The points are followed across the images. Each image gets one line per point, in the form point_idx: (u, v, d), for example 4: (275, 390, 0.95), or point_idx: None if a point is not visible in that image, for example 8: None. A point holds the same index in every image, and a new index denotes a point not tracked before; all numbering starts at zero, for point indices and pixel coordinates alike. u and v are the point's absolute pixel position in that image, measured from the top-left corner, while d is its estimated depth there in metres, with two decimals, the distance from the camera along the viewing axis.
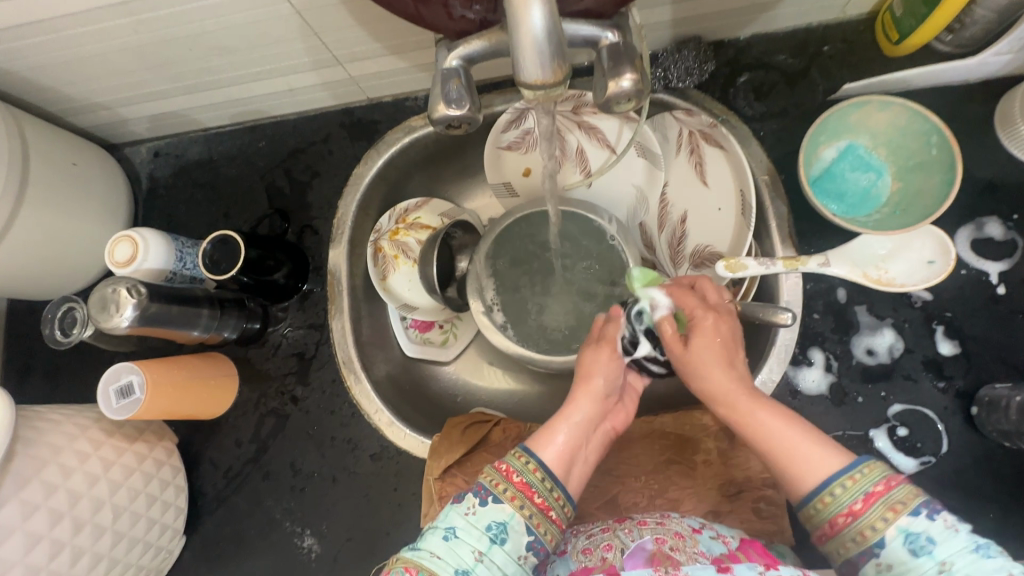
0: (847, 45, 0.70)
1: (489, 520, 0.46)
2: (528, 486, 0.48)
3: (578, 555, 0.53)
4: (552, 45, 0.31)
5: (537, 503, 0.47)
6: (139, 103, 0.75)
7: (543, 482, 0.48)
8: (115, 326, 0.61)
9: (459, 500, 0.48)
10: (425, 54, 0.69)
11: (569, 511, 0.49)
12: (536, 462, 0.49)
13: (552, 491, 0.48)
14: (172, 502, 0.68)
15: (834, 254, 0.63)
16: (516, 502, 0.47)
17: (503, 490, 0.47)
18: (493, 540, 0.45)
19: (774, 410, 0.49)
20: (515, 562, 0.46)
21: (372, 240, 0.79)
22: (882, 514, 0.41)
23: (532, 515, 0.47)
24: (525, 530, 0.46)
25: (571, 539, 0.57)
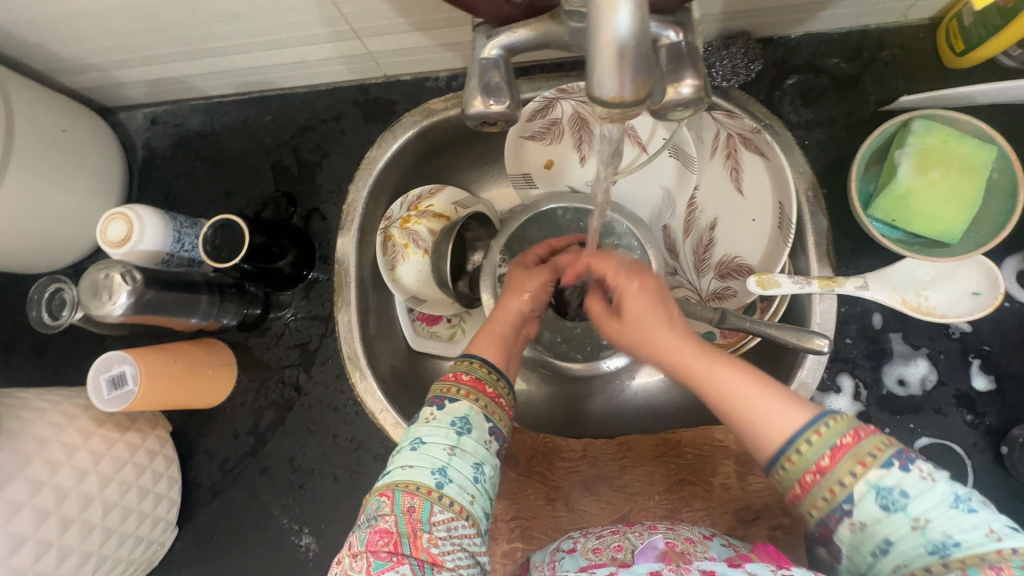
0: (904, 52, 0.65)
1: (450, 418, 0.49)
2: (480, 382, 0.52)
3: (586, 553, 0.52)
4: (638, 54, 0.26)
5: (488, 394, 0.52)
6: (136, 66, 0.69)
7: (490, 375, 0.53)
8: (107, 314, 0.57)
9: (419, 418, 0.51)
10: (452, 32, 0.63)
11: (513, 401, 0.55)
12: (480, 361, 0.54)
13: (497, 381, 0.54)
14: (165, 495, 0.66)
15: (873, 278, 0.60)
16: (472, 397, 0.51)
17: (456, 391, 0.51)
18: (460, 432, 0.48)
19: (726, 365, 0.46)
20: (483, 446, 0.49)
21: (382, 228, 0.73)
22: (853, 469, 0.39)
23: (486, 406, 0.51)
24: (485, 419, 0.50)
25: (579, 539, 0.55)
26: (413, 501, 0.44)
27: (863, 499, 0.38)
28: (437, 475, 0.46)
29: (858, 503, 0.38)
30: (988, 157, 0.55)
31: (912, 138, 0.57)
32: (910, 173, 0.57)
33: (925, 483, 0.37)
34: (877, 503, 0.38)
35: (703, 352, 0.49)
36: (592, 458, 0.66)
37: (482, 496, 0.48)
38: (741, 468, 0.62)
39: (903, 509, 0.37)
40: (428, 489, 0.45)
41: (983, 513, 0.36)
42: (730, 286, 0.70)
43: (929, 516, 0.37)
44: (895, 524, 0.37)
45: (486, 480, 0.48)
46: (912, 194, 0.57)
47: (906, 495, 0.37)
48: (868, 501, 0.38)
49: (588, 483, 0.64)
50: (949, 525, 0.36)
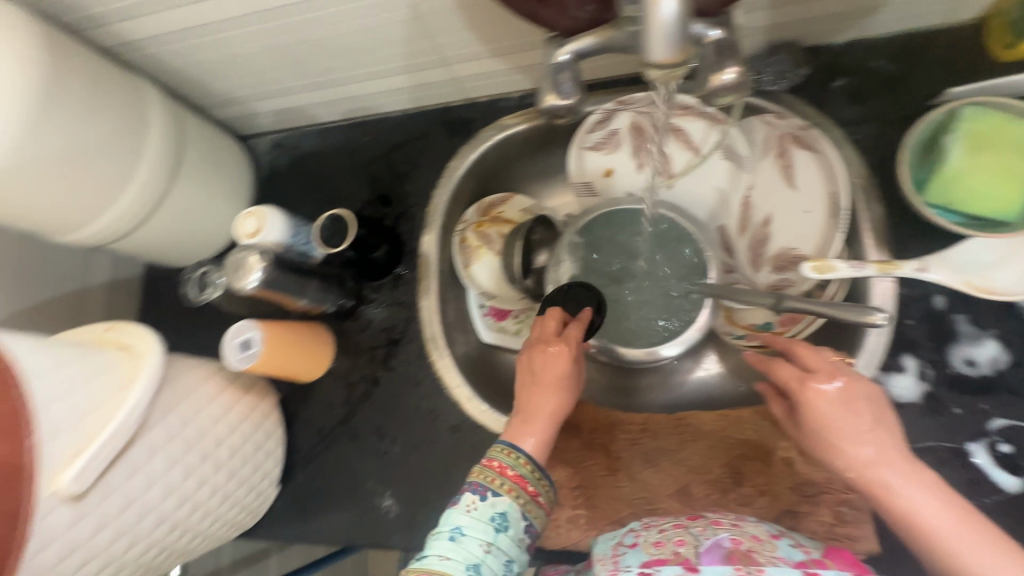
0: (952, 50, 0.69)
1: (490, 512, 0.51)
2: (521, 478, 0.54)
3: (649, 547, 0.52)
4: (680, 29, 0.33)
5: (529, 491, 0.53)
6: (270, 98, 0.85)
7: (532, 471, 0.54)
8: (244, 287, 0.70)
9: (459, 504, 0.52)
10: (525, 56, 0.75)
11: (544, 484, 0.55)
12: (524, 457, 0.55)
13: (539, 478, 0.55)
14: (273, 454, 0.76)
15: (933, 261, 0.62)
16: (513, 493, 0.52)
17: (500, 484, 0.53)
18: (498, 529, 0.50)
19: (936, 498, 0.43)
20: (517, 545, 0.51)
21: (457, 231, 0.83)
22: None
23: (526, 503, 0.53)
24: (523, 516, 0.52)
25: (641, 532, 0.56)
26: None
27: None
28: (470, 570, 0.47)
29: None
30: None
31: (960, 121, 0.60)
32: (962, 156, 0.59)
33: None
34: None
35: (915, 480, 0.44)
36: (653, 432, 0.69)
37: None
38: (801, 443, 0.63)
39: None
40: None
41: None
42: (787, 278, 0.74)
43: None
44: None
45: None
46: (965, 175, 0.59)
47: None
48: None
49: (649, 455, 0.67)
50: None
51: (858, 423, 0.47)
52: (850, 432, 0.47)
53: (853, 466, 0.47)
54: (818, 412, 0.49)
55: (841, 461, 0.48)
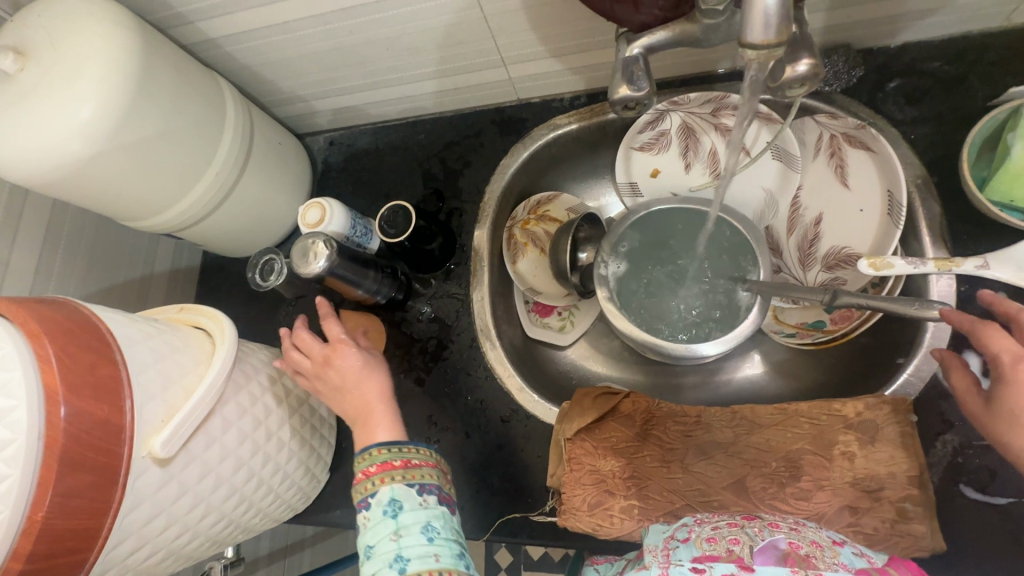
0: (1010, 52, 0.69)
1: (381, 505, 0.55)
2: (386, 462, 0.57)
3: (702, 543, 0.52)
4: (780, 11, 0.35)
5: (399, 467, 0.57)
6: (331, 97, 0.89)
7: (392, 451, 0.58)
8: (310, 272, 0.71)
9: (361, 526, 0.56)
10: (582, 57, 0.77)
11: (426, 452, 0.59)
12: (376, 447, 0.59)
13: (402, 449, 0.59)
14: (326, 438, 0.78)
15: (993, 258, 0.62)
16: (387, 479, 0.56)
17: (373, 483, 0.56)
18: (391, 513, 0.54)
19: None
20: (419, 508, 0.55)
21: (507, 227, 0.88)
22: None
23: (404, 475, 0.57)
24: (409, 485, 0.56)
25: (693, 529, 0.56)
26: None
27: None
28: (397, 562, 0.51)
29: None
30: None
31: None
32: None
33: None
34: None
35: None
36: (706, 424, 0.69)
37: (446, 546, 0.53)
38: (861, 436, 0.62)
39: None
40: None
41: None
42: (839, 276, 0.74)
43: None
44: None
45: (442, 529, 0.54)
46: None
47: None
48: None
49: (703, 447, 0.67)
50: None
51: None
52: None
53: None
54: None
55: None
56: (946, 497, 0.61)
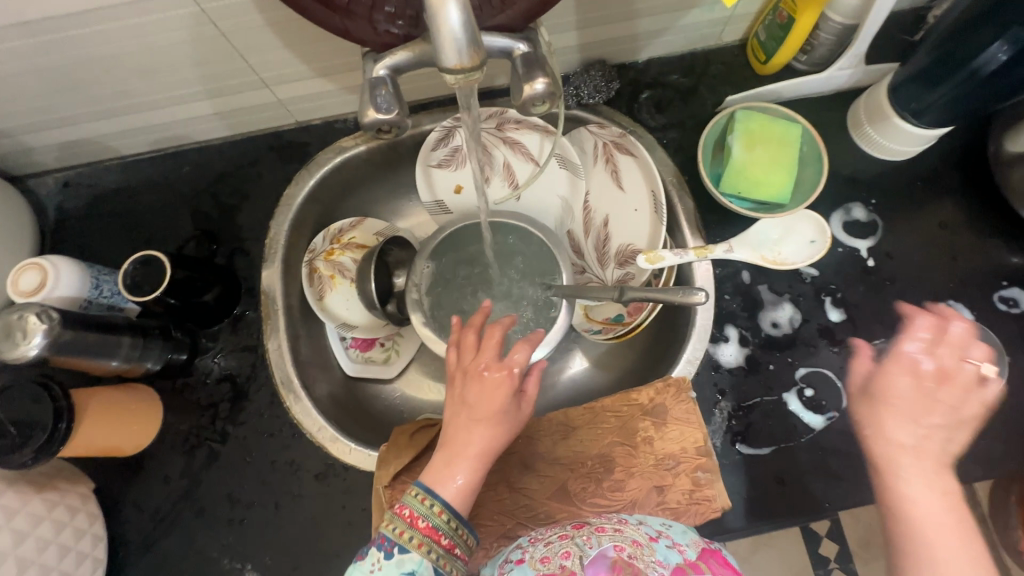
0: (726, 66, 0.81)
1: (397, 572, 0.47)
2: (435, 530, 0.49)
3: (535, 564, 0.51)
4: (469, 39, 0.35)
5: (443, 544, 0.49)
6: (47, 130, 0.72)
7: (448, 522, 0.49)
8: (22, 355, 0.57)
9: (365, 559, 0.49)
10: (353, 76, 0.72)
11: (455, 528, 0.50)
12: (441, 505, 0.50)
13: (457, 530, 0.50)
14: (89, 554, 0.62)
15: (735, 241, 0.71)
16: (424, 547, 0.48)
17: (409, 539, 0.48)
18: None
19: (931, 479, 0.47)
20: None
21: (307, 261, 0.79)
22: None
23: (439, 557, 0.48)
24: (434, 573, 0.48)
25: (528, 548, 0.55)
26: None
27: None
28: None
29: None
30: (796, 133, 0.70)
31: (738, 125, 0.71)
32: (743, 151, 0.70)
33: None
34: None
35: (935, 465, 0.47)
36: (526, 437, 0.69)
37: None
38: (655, 420, 0.67)
39: None
40: None
41: None
42: (629, 272, 0.79)
43: None
44: None
45: None
46: (748, 167, 0.70)
47: None
48: None
49: (526, 461, 0.68)
50: None
51: (924, 408, 0.50)
52: (910, 411, 0.50)
53: (907, 445, 0.49)
54: (904, 387, 0.51)
55: (919, 446, 0.48)
56: (729, 458, 0.68)
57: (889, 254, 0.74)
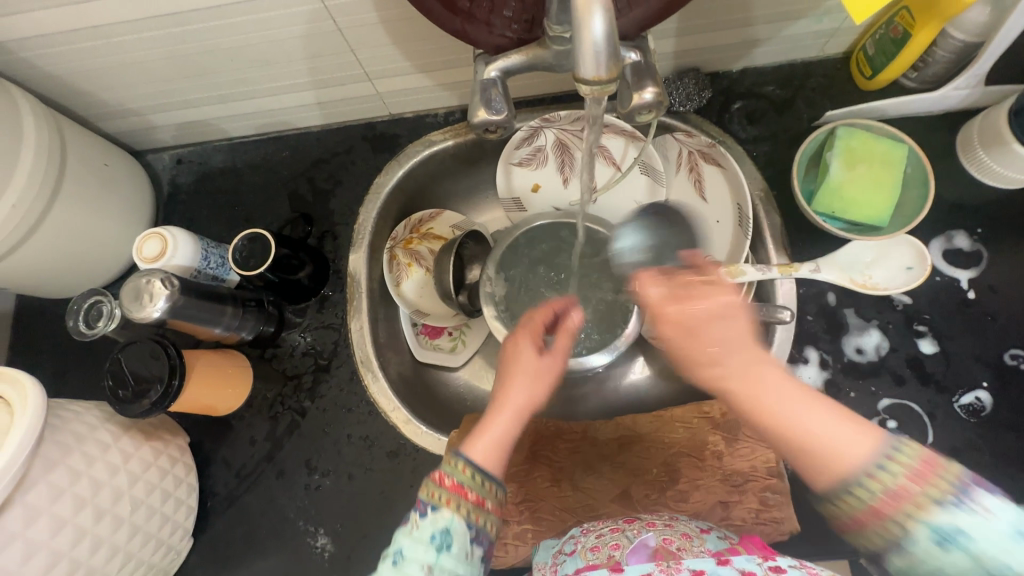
0: (826, 79, 0.79)
1: (432, 530, 0.47)
2: (461, 487, 0.49)
3: (586, 553, 0.52)
4: (607, 49, 0.36)
5: (471, 500, 0.49)
6: (171, 110, 0.78)
7: (474, 479, 0.49)
8: (147, 316, 0.62)
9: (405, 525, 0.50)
10: (450, 73, 0.75)
11: (484, 484, 0.50)
12: (465, 462, 0.50)
13: (483, 484, 0.50)
14: (184, 501, 0.68)
15: (823, 261, 0.69)
16: (452, 504, 0.48)
17: (438, 497, 0.48)
18: (439, 549, 0.47)
19: None
20: (464, 562, 0.48)
21: (388, 248, 0.82)
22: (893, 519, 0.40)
23: (469, 512, 0.48)
24: (468, 528, 0.48)
25: (579, 539, 0.57)
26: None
27: (923, 541, 0.39)
28: None
29: (917, 547, 0.39)
30: (901, 154, 0.67)
31: (839, 141, 0.69)
32: (840, 171, 0.68)
33: (985, 518, 0.38)
34: (936, 542, 0.39)
35: None
36: (592, 438, 0.70)
37: None
38: (727, 435, 0.67)
39: (970, 546, 0.38)
40: None
41: None
42: None
43: (992, 552, 0.37)
44: (960, 564, 0.38)
45: None
46: (844, 187, 0.68)
47: (971, 537, 0.38)
48: (927, 542, 0.39)
49: (590, 463, 0.68)
50: (1007, 554, 0.37)
51: None
52: None
53: None
54: None
55: None
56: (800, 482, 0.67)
57: (992, 287, 0.70)
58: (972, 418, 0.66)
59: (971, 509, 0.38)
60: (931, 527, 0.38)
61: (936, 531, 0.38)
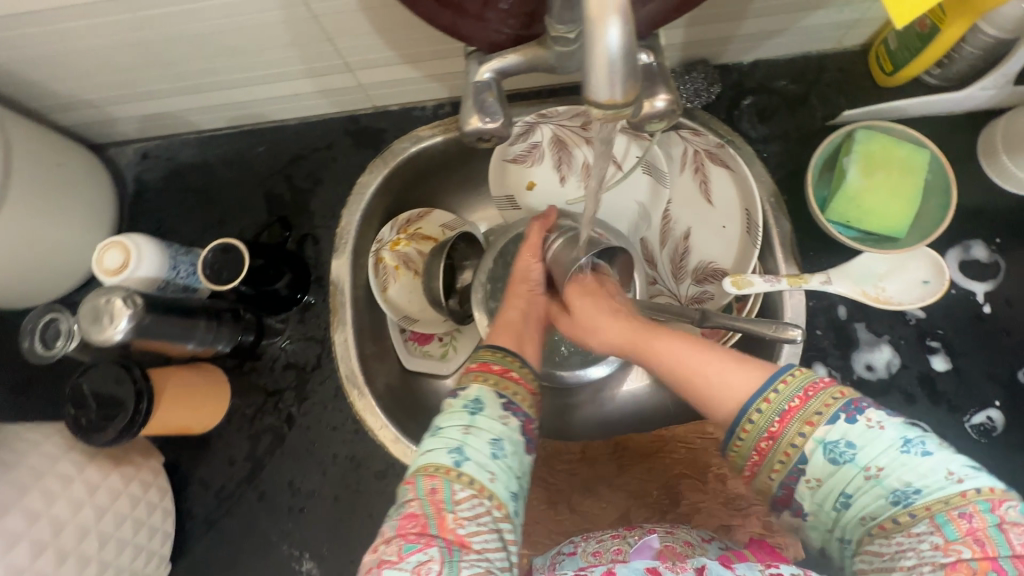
0: (843, 74, 0.73)
1: (463, 401, 0.51)
2: (487, 364, 0.55)
3: (587, 556, 0.51)
4: (624, 66, 0.32)
5: (497, 371, 0.54)
6: (131, 102, 0.71)
7: (496, 355, 0.56)
8: (108, 339, 0.57)
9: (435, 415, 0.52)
10: (439, 64, 0.68)
11: (529, 375, 0.56)
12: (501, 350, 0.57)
13: (505, 356, 0.56)
14: (159, 528, 0.65)
15: (834, 273, 0.66)
16: (482, 379, 0.53)
17: (467, 377, 0.53)
18: (472, 412, 0.50)
19: None
20: (499, 423, 0.50)
21: (374, 250, 0.75)
22: (800, 429, 0.43)
23: (497, 382, 0.53)
24: (498, 396, 0.52)
25: (580, 543, 0.54)
26: (434, 482, 0.45)
27: (814, 456, 0.43)
28: (455, 454, 0.47)
29: (811, 460, 0.43)
30: (923, 161, 0.63)
31: (857, 145, 0.64)
32: (858, 176, 0.64)
33: (872, 432, 0.41)
34: (827, 457, 0.42)
35: None
36: (592, 459, 0.68)
37: (503, 474, 0.47)
38: None
39: (854, 459, 0.41)
40: (447, 468, 0.46)
41: (936, 455, 0.40)
42: (707, 290, 0.75)
43: (880, 464, 0.41)
44: (849, 475, 0.41)
45: (506, 457, 0.49)
46: (861, 195, 0.64)
47: (853, 446, 0.42)
48: (818, 457, 0.42)
49: (589, 484, 0.66)
50: (902, 471, 0.40)
51: None
52: None
53: None
54: None
55: None
56: None
57: (1008, 301, 0.67)
58: (982, 438, 0.64)
59: (855, 423, 0.42)
60: (822, 444, 0.42)
61: (825, 447, 0.42)
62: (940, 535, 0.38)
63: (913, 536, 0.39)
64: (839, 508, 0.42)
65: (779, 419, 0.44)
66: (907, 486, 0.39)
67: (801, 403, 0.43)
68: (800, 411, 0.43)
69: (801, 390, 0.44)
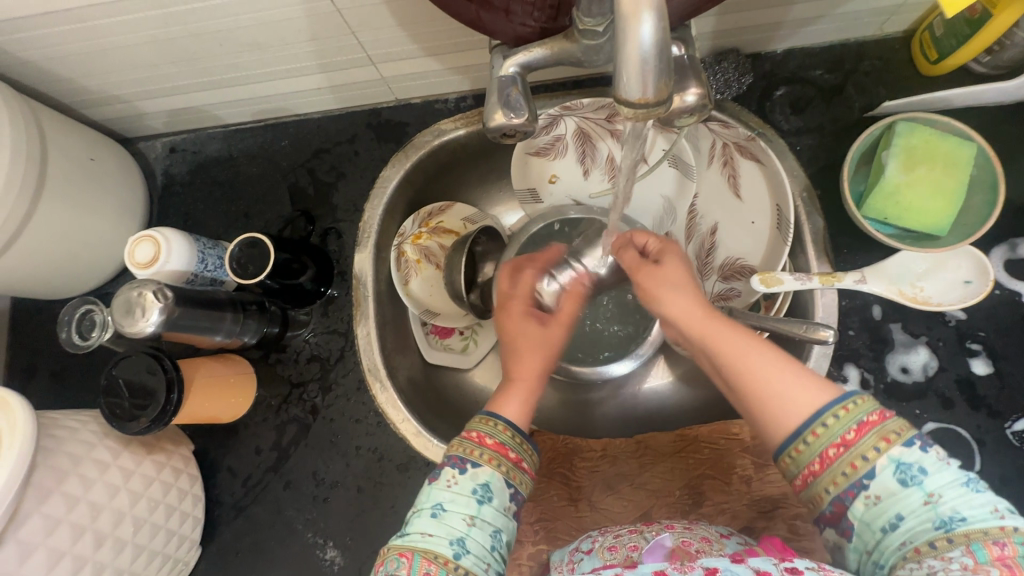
0: (883, 62, 0.70)
1: (472, 485, 0.49)
2: (503, 446, 0.51)
3: (603, 552, 0.49)
4: (657, 63, 0.31)
5: (511, 459, 0.51)
6: (158, 97, 0.72)
7: (514, 438, 0.52)
8: (140, 331, 0.59)
9: (437, 480, 0.50)
10: (461, 56, 0.67)
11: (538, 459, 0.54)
12: (505, 423, 0.53)
13: (522, 445, 0.53)
14: (190, 514, 0.67)
15: (870, 271, 0.63)
16: (494, 462, 0.50)
17: (480, 455, 0.50)
18: (480, 501, 0.48)
19: None
20: (502, 515, 0.49)
21: (396, 244, 0.75)
22: (876, 443, 0.41)
23: (509, 470, 0.51)
24: (506, 485, 0.50)
25: (596, 539, 0.52)
26: (430, 568, 0.44)
27: (883, 472, 0.40)
28: (455, 545, 0.46)
29: (879, 476, 0.41)
30: (968, 154, 0.60)
31: (896, 138, 0.61)
32: (897, 172, 0.61)
33: (942, 464, 0.40)
34: (895, 476, 0.40)
35: None
36: (612, 458, 0.68)
37: (497, 565, 0.47)
38: (757, 459, 0.63)
39: (921, 483, 0.40)
40: (446, 559, 0.45)
41: (986, 495, 0.39)
42: (734, 287, 0.72)
43: (941, 492, 0.39)
44: (910, 497, 0.40)
45: (503, 546, 0.48)
46: (899, 191, 0.61)
47: (925, 472, 0.40)
48: (887, 474, 0.40)
49: (608, 481, 0.66)
50: (959, 501, 0.39)
51: None
52: None
53: None
54: None
55: None
56: None
57: None
58: None
59: (928, 451, 0.41)
60: (895, 462, 0.40)
61: (898, 466, 0.40)
62: (970, 557, 0.37)
63: (944, 560, 0.37)
64: (884, 529, 0.40)
65: (856, 429, 0.42)
66: (956, 512, 0.38)
67: (878, 419, 0.41)
68: (877, 425, 0.41)
69: (877, 409, 0.42)
